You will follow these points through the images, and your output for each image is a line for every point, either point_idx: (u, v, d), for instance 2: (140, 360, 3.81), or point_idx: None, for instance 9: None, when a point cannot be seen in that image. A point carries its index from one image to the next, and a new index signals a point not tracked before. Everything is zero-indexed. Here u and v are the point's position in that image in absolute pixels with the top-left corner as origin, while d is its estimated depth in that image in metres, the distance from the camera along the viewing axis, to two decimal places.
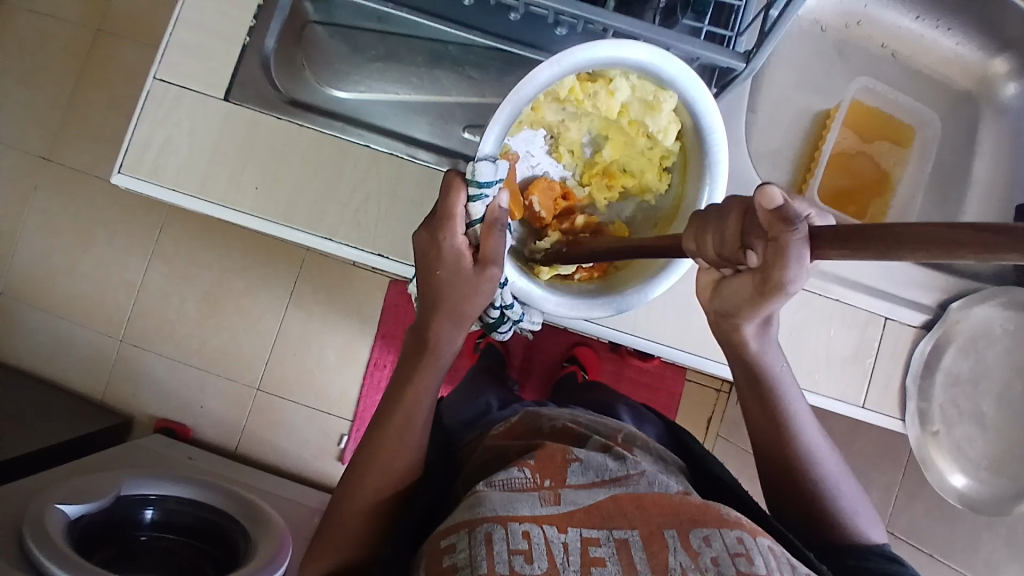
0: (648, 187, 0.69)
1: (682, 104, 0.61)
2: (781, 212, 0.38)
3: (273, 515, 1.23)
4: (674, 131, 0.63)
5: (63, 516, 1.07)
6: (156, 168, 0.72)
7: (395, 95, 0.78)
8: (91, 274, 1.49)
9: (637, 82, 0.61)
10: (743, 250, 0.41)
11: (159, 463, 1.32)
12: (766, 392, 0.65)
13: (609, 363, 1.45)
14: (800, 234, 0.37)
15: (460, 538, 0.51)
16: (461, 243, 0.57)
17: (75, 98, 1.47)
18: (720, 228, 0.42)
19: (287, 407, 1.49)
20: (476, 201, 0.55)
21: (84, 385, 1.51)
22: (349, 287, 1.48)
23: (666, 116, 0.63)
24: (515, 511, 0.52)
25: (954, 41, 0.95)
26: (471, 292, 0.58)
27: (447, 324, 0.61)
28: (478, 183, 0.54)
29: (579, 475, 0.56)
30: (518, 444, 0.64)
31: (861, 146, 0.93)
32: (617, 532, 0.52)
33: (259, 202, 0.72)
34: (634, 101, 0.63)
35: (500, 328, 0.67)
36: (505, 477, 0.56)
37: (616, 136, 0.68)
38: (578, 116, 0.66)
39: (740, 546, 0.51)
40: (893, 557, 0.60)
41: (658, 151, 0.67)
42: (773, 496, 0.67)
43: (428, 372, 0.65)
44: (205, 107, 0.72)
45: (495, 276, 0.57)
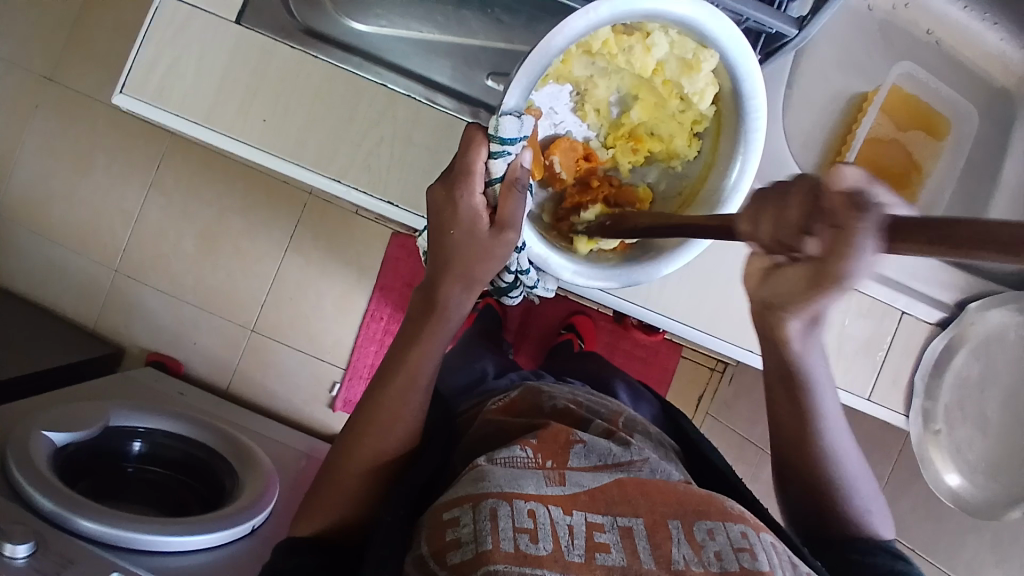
0: (676, 153, 0.66)
1: (722, 65, 0.58)
2: (855, 198, 0.37)
3: (261, 457, 1.23)
4: (711, 94, 0.60)
5: (50, 444, 1.07)
6: (161, 92, 0.68)
7: (418, 33, 0.74)
8: (89, 200, 1.46)
9: (676, 38, 0.57)
10: (802, 235, 0.39)
11: (150, 396, 1.31)
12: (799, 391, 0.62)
13: (608, 334, 1.44)
14: (868, 222, 0.36)
15: (464, 512, 0.50)
16: (477, 202, 0.54)
17: (78, 15, 1.40)
18: (780, 209, 0.40)
19: (281, 351, 1.48)
20: (498, 157, 0.52)
21: (77, 312, 1.49)
22: (351, 236, 1.45)
23: (704, 78, 0.59)
24: (520, 488, 0.51)
25: (999, 34, 0.91)
26: (486, 255, 0.55)
27: (456, 287, 0.59)
28: (501, 139, 0.51)
29: (582, 458, 0.56)
30: (519, 421, 0.63)
31: (897, 134, 0.88)
32: (621, 519, 0.51)
33: (267, 136, 0.68)
34: (671, 60, 0.60)
35: (511, 294, 0.64)
36: (507, 454, 0.54)
37: (646, 96, 0.65)
38: (607, 72, 0.63)
39: (744, 541, 0.50)
40: (902, 555, 0.61)
41: (690, 116, 0.63)
42: (785, 489, 0.67)
43: (434, 336, 0.62)
44: (215, 30, 0.68)
45: (511, 241, 0.54)
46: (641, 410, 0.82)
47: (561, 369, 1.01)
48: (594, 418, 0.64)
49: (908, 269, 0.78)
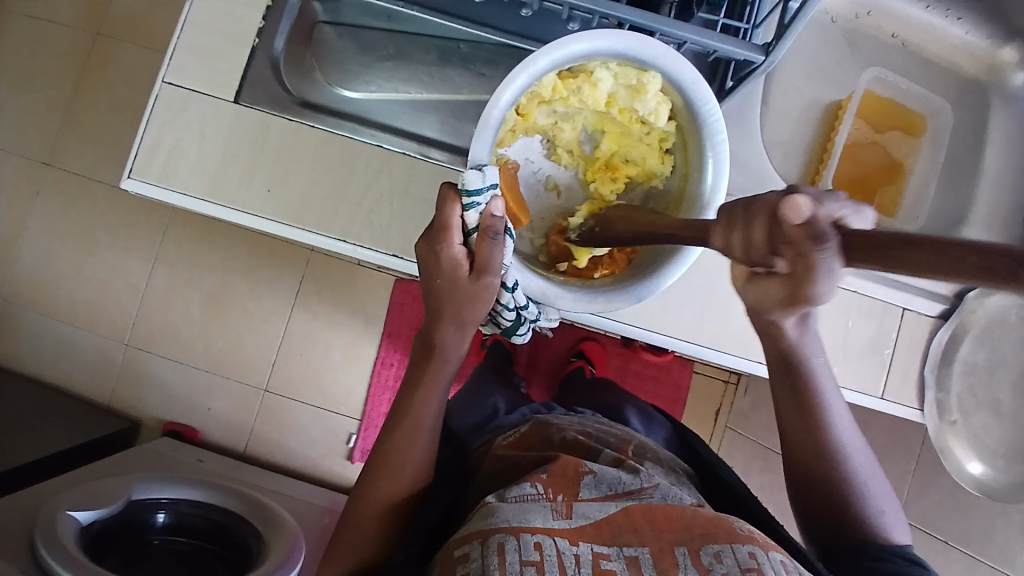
0: (652, 172, 0.68)
1: (667, 81, 0.60)
2: (810, 228, 0.39)
3: (285, 516, 1.23)
4: (665, 110, 0.63)
5: (76, 523, 1.07)
6: (164, 172, 0.71)
7: (407, 94, 0.77)
8: (96, 278, 1.49)
9: (617, 69, 0.61)
10: (770, 255, 0.42)
11: (171, 466, 1.32)
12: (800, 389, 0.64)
13: (617, 358, 1.46)
14: (829, 248, 0.39)
15: (473, 548, 0.51)
16: (457, 252, 0.56)
17: (77, 102, 1.46)
18: (746, 231, 0.43)
19: (295, 407, 1.49)
20: (470, 210, 0.54)
21: (90, 389, 1.51)
22: (355, 286, 1.48)
23: (654, 98, 0.62)
24: (527, 522, 0.52)
25: (964, 29, 0.94)
26: (473, 300, 0.57)
27: (450, 328, 0.61)
28: (468, 192, 0.53)
29: (592, 489, 0.57)
30: (529, 455, 0.64)
31: (873, 136, 0.92)
32: (627, 548, 0.51)
33: (269, 204, 0.71)
34: (619, 89, 0.63)
35: (518, 332, 0.65)
36: (518, 491, 0.55)
37: (611, 128, 0.68)
38: (567, 117, 0.66)
39: (753, 561, 0.50)
40: (918, 560, 0.60)
41: (656, 135, 0.66)
42: (803, 500, 0.67)
43: (437, 374, 0.64)
44: (213, 109, 0.71)
45: (491, 283, 0.56)
46: (654, 436, 0.82)
47: (573, 399, 1.01)
48: (603, 448, 0.65)
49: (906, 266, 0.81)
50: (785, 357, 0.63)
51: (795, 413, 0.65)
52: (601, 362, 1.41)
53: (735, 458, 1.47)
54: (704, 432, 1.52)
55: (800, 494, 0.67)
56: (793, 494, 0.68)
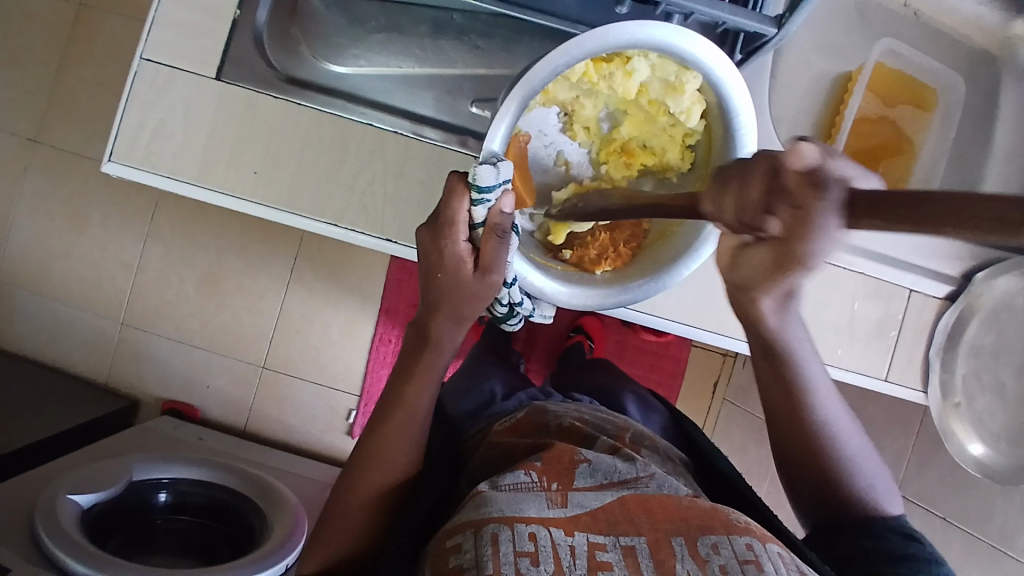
0: (669, 165, 0.66)
1: (706, 83, 0.57)
2: (810, 176, 0.36)
3: (286, 493, 1.23)
4: (698, 111, 0.60)
5: (77, 506, 1.07)
6: (149, 155, 0.68)
7: (398, 69, 0.74)
8: (88, 256, 1.46)
9: (656, 61, 0.58)
10: (764, 214, 0.38)
11: (170, 446, 1.31)
12: (783, 371, 0.63)
13: (616, 334, 1.44)
14: (830, 198, 0.35)
15: (466, 538, 0.50)
16: (462, 249, 0.53)
17: (60, 75, 1.41)
18: (742, 186, 0.40)
19: (294, 385, 1.48)
20: (478, 206, 0.51)
21: (87, 368, 1.49)
22: (351, 264, 1.45)
23: (690, 98, 0.59)
24: (522, 512, 0.51)
25: (973, 3, 0.90)
26: (474, 298, 0.56)
27: (445, 322, 0.59)
28: (478, 188, 0.50)
29: (587, 477, 0.55)
30: (523, 442, 0.62)
31: (883, 110, 0.88)
32: (623, 538, 0.50)
33: (260, 187, 0.69)
34: (654, 81, 0.60)
35: (510, 320, 0.66)
36: (512, 479, 0.54)
37: (634, 113, 0.65)
38: (592, 95, 0.63)
39: (749, 553, 0.49)
40: (914, 535, 0.60)
41: (681, 130, 0.63)
42: (794, 484, 0.66)
43: (430, 368, 0.63)
44: (197, 87, 0.68)
45: (495, 282, 0.55)
46: (650, 424, 0.81)
47: (573, 380, 1.00)
48: (599, 435, 0.64)
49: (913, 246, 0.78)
50: (764, 342, 0.62)
51: (779, 395, 0.65)
52: (600, 338, 1.40)
53: (734, 433, 1.47)
54: (703, 406, 1.51)
55: (794, 483, 0.66)
56: (785, 480, 0.67)
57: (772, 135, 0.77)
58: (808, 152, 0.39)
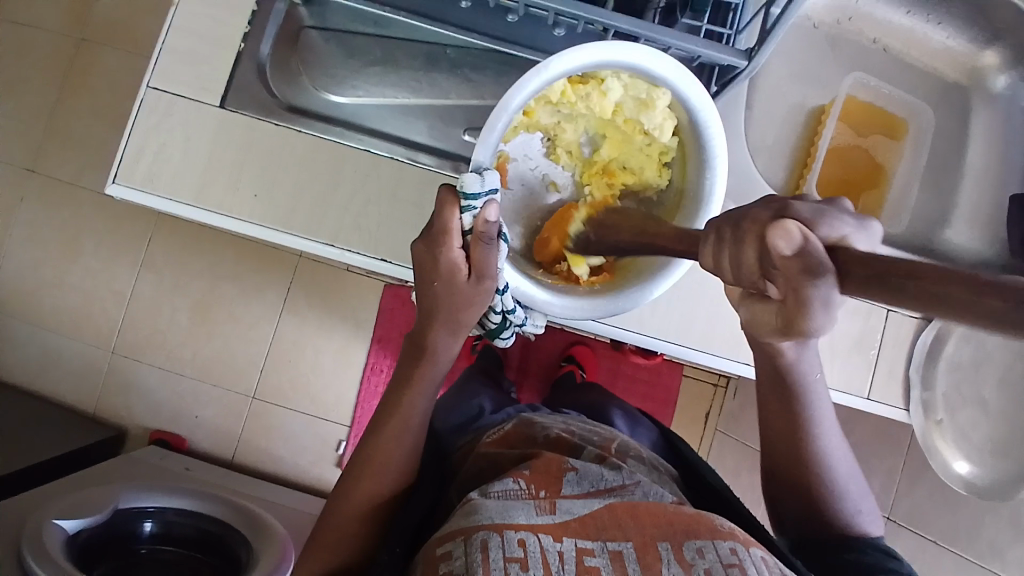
0: (648, 183, 0.69)
1: (676, 100, 0.61)
2: (800, 260, 0.41)
3: (273, 523, 1.22)
4: (670, 127, 0.63)
5: (63, 532, 1.06)
6: (151, 177, 0.70)
7: (395, 99, 0.77)
8: (82, 285, 1.47)
9: (628, 81, 0.61)
10: (764, 279, 0.44)
11: (157, 475, 1.30)
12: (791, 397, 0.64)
13: (607, 361, 1.47)
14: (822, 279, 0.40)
15: (456, 546, 0.51)
16: (457, 256, 0.55)
17: (61, 108, 1.45)
18: (738, 253, 0.45)
19: (284, 414, 1.48)
20: (465, 213, 0.53)
21: (75, 398, 1.49)
22: (345, 292, 1.47)
23: (662, 114, 0.62)
24: (510, 519, 0.52)
25: (945, 33, 0.96)
26: (469, 304, 0.58)
27: (442, 332, 0.61)
28: (466, 195, 0.52)
29: (575, 485, 0.57)
30: (512, 452, 0.64)
31: (857, 139, 0.93)
32: (610, 543, 0.51)
33: (259, 209, 0.71)
34: (627, 101, 0.63)
35: (502, 333, 0.68)
36: (500, 487, 0.55)
37: (613, 134, 0.68)
38: (571, 117, 0.66)
39: (733, 557, 0.51)
40: (892, 553, 0.61)
41: (657, 147, 0.66)
42: (779, 498, 0.68)
43: (424, 378, 0.64)
44: (199, 113, 0.71)
45: (489, 288, 0.57)
46: (638, 436, 0.83)
47: (561, 403, 1.02)
48: (585, 445, 0.65)
49: None
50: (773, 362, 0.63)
51: (777, 411, 0.66)
52: (591, 366, 1.42)
53: (726, 461, 1.47)
54: (694, 434, 1.52)
55: (784, 501, 0.67)
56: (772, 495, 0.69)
57: (747, 162, 0.80)
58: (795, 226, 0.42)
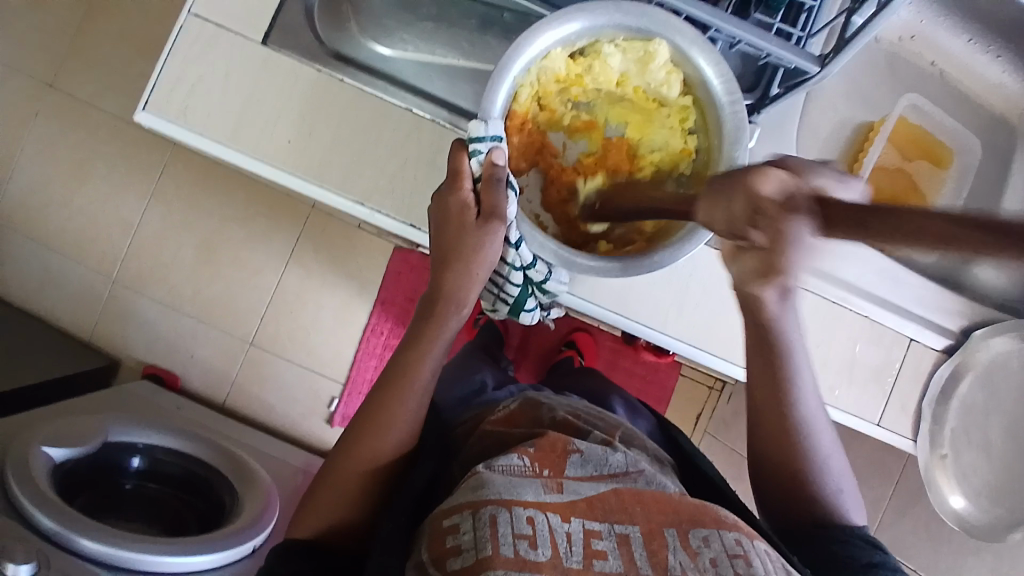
0: (677, 157, 0.64)
1: (676, 51, 0.58)
2: (783, 201, 0.41)
3: (259, 471, 1.22)
4: (675, 82, 0.60)
5: (48, 459, 1.05)
6: (185, 112, 0.68)
7: (442, 58, 0.75)
8: (89, 210, 1.45)
9: (624, 44, 0.59)
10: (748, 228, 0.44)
11: (149, 410, 1.30)
12: (778, 371, 0.63)
13: (607, 350, 1.46)
14: (800, 223, 0.40)
15: (464, 519, 0.49)
16: (466, 197, 0.58)
17: (87, 25, 1.41)
18: (729, 204, 0.45)
19: (279, 364, 1.47)
20: (474, 158, 0.56)
21: (71, 322, 1.47)
22: (353, 249, 1.45)
23: (663, 68, 0.60)
24: (519, 495, 0.50)
25: (1002, 69, 0.92)
26: (478, 245, 0.59)
27: (455, 276, 0.61)
28: (472, 140, 0.55)
29: (579, 468, 0.55)
30: (518, 431, 0.62)
31: (902, 163, 0.90)
32: (618, 527, 0.50)
33: (292, 157, 0.69)
34: (631, 66, 0.61)
35: (527, 305, 0.69)
36: (505, 462, 0.54)
37: (633, 116, 0.66)
38: (587, 109, 0.67)
39: (738, 548, 0.50)
40: (877, 543, 0.60)
41: (676, 113, 0.63)
42: (758, 479, 0.67)
43: (437, 333, 0.64)
44: (240, 50, 0.69)
45: (497, 229, 0.58)
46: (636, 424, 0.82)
47: (560, 386, 1.00)
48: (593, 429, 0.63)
49: (907, 294, 0.78)
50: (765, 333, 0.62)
51: (768, 412, 0.65)
52: (591, 354, 1.41)
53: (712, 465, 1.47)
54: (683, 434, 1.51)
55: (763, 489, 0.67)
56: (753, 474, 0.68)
57: None
58: (778, 177, 0.42)
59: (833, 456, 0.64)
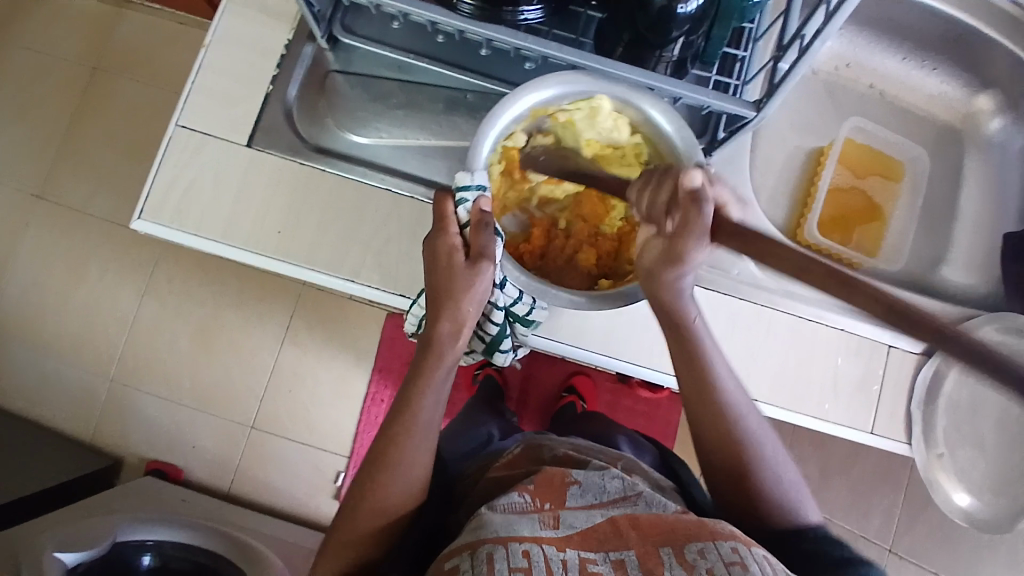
0: None
1: (618, 100, 0.65)
2: (828, 254, 0.43)
3: (269, 556, 1.21)
4: (623, 125, 0.67)
5: (62, 565, 1.01)
6: (176, 214, 0.72)
7: (416, 141, 0.78)
8: (84, 311, 1.48)
9: (570, 106, 0.65)
10: (763, 262, 0.47)
11: (154, 505, 1.29)
12: (703, 371, 0.63)
13: (607, 394, 1.48)
14: (834, 276, 0.44)
15: (463, 559, 0.51)
16: (455, 240, 0.59)
17: (74, 136, 1.48)
18: (748, 237, 0.48)
19: (281, 445, 1.47)
20: (461, 206, 0.60)
21: (70, 425, 1.47)
22: (347, 321, 1.49)
23: (609, 117, 0.66)
24: (515, 532, 0.52)
25: (938, 79, 0.99)
26: (468, 288, 0.58)
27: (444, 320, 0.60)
28: (459, 191, 0.60)
29: (578, 498, 0.57)
30: (518, 472, 0.64)
31: (855, 181, 0.98)
32: (613, 553, 0.51)
33: (282, 245, 0.73)
34: (579, 123, 0.67)
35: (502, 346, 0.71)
36: (506, 501, 0.56)
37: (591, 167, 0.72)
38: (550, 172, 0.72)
39: (735, 556, 0.50)
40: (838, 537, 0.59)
41: (630, 151, 0.69)
42: (714, 490, 0.64)
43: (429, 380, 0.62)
44: (227, 152, 0.74)
45: (487, 270, 0.59)
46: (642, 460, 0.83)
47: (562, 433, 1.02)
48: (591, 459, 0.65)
49: None
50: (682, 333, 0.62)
51: (710, 420, 0.63)
52: (591, 398, 1.42)
53: None
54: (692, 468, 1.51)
55: (720, 500, 0.64)
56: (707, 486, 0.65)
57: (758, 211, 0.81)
58: (826, 230, 0.44)
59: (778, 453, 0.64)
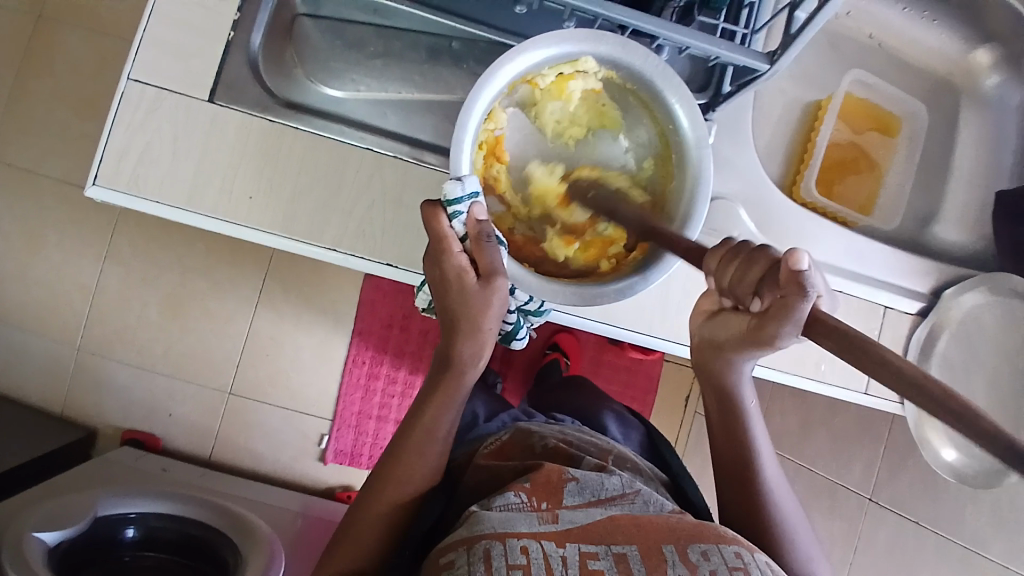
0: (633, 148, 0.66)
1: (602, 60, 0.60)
2: (797, 278, 0.44)
3: (259, 522, 1.18)
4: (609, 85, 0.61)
5: (42, 544, 1.00)
6: (136, 180, 0.66)
7: (397, 93, 0.74)
8: (45, 280, 1.39)
9: (552, 72, 0.60)
10: (753, 294, 0.48)
11: (135, 478, 1.25)
12: (729, 415, 0.66)
13: (591, 350, 1.46)
14: (809, 298, 0.44)
15: (459, 555, 0.49)
16: (461, 260, 0.56)
17: (16, 90, 1.36)
18: (744, 267, 0.48)
19: (262, 410, 1.44)
20: (455, 219, 0.55)
21: (41, 397, 1.41)
22: (324, 285, 1.43)
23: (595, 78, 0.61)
24: (513, 528, 0.50)
25: (938, 29, 0.96)
26: (481, 308, 0.56)
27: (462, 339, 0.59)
28: (450, 202, 0.54)
29: (576, 495, 0.54)
30: (510, 464, 0.61)
31: (853, 137, 0.93)
32: (615, 546, 0.50)
33: (256, 212, 0.67)
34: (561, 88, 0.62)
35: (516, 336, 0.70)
36: (502, 500, 0.53)
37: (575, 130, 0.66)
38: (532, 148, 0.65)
39: (738, 561, 0.50)
40: None
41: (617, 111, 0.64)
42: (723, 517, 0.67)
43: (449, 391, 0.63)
44: (187, 110, 0.67)
45: (500, 287, 0.56)
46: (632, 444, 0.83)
47: (552, 397, 1.00)
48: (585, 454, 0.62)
49: (870, 263, 0.82)
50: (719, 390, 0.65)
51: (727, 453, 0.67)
52: (575, 356, 1.41)
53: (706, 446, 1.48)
54: (676, 422, 1.53)
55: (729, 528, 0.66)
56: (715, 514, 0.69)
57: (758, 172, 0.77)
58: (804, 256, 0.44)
59: (790, 505, 0.66)
